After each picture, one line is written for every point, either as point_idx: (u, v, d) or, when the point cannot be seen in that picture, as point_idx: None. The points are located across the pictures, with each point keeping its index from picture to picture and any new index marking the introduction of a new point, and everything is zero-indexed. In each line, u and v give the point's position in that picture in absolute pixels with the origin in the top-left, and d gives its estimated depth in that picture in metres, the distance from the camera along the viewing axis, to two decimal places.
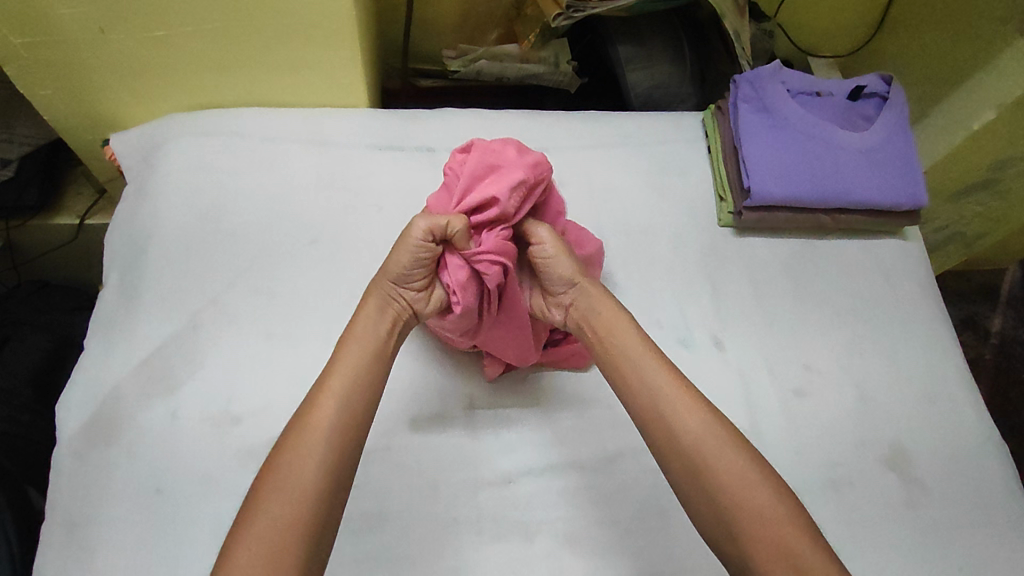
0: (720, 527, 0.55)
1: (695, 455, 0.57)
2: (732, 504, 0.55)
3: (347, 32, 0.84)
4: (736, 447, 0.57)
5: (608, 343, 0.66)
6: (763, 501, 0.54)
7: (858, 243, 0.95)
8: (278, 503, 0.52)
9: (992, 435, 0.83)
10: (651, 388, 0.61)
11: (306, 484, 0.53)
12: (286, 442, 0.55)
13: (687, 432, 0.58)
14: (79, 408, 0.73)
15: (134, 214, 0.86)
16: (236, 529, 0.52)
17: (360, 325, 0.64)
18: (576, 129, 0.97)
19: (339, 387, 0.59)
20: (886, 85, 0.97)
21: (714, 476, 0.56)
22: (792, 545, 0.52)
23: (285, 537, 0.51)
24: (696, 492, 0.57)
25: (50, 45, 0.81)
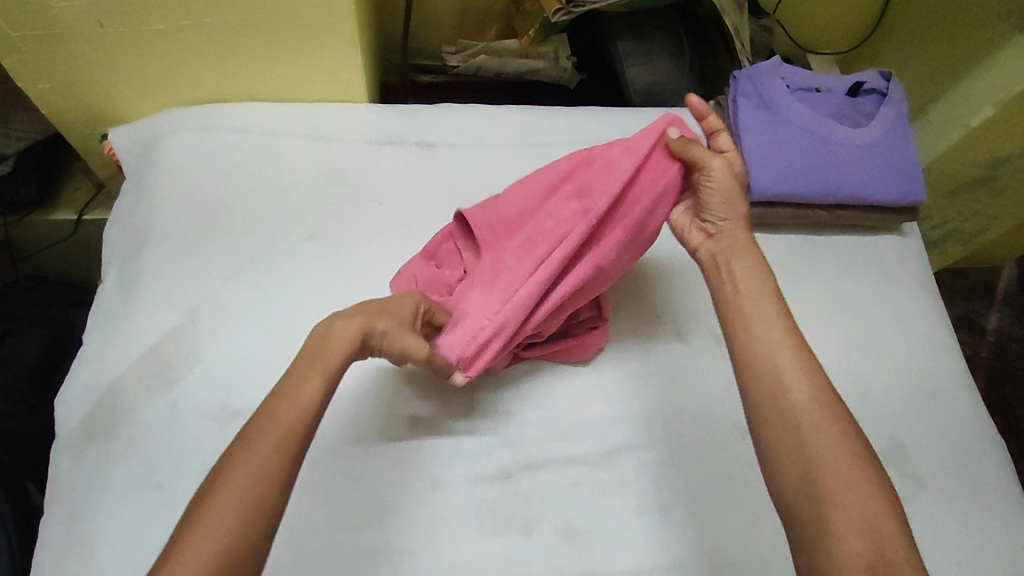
0: (788, 472, 0.53)
1: (778, 400, 0.56)
2: (810, 455, 0.53)
3: (347, 26, 0.84)
4: (825, 403, 0.55)
5: (726, 290, 0.64)
6: (834, 446, 0.53)
7: (856, 239, 0.95)
8: (236, 501, 0.49)
9: (989, 431, 0.83)
10: (749, 324, 0.61)
11: (269, 489, 0.50)
12: (247, 436, 0.52)
13: (784, 380, 0.57)
14: (78, 402, 0.73)
15: (133, 208, 0.85)
16: (187, 521, 0.48)
17: (338, 340, 0.60)
18: (575, 125, 0.97)
19: (314, 394, 0.56)
20: (885, 81, 0.97)
21: (800, 426, 0.54)
22: (868, 512, 0.49)
23: (236, 541, 0.48)
24: (772, 435, 0.55)
25: (49, 39, 0.81)
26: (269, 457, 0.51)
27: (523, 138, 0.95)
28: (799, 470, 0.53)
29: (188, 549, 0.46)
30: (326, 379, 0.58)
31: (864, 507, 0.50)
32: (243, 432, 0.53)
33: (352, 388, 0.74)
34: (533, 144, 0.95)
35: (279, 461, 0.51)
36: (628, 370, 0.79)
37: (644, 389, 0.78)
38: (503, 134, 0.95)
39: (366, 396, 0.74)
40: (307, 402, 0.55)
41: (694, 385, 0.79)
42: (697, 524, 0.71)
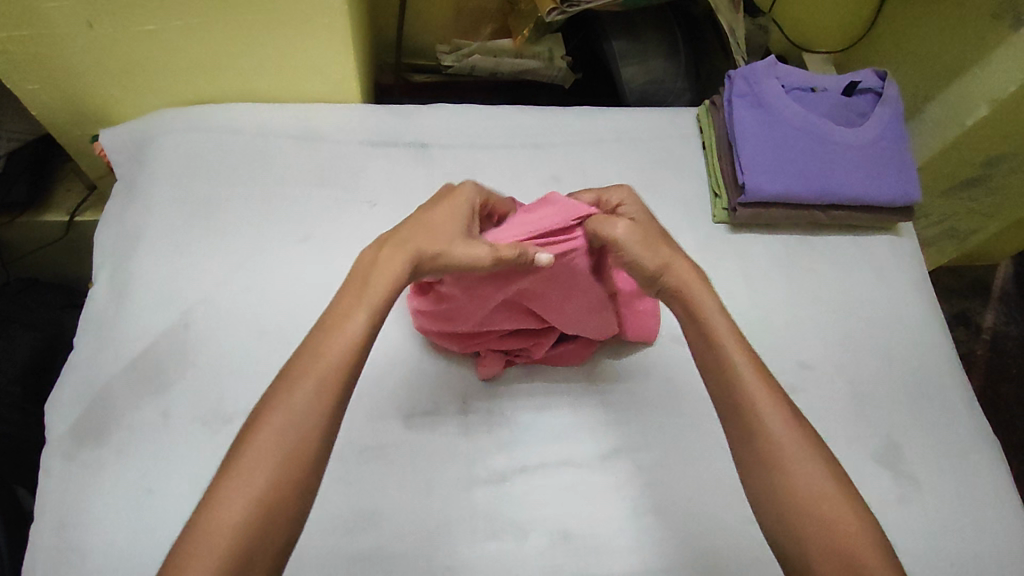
0: (778, 517, 0.53)
1: (766, 446, 0.55)
2: (800, 499, 0.52)
3: (340, 25, 0.83)
4: (811, 447, 0.55)
5: (706, 330, 0.62)
6: (825, 487, 0.53)
7: (852, 239, 0.95)
8: (274, 449, 0.49)
9: (985, 432, 0.83)
10: (721, 363, 0.60)
11: (309, 436, 0.50)
12: (287, 374, 0.53)
13: (770, 428, 0.55)
14: (68, 407, 0.72)
15: (124, 210, 0.85)
16: (226, 468, 0.49)
17: (385, 268, 0.60)
18: (570, 126, 0.97)
19: (357, 333, 0.55)
20: (881, 80, 0.97)
21: (789, 471, 0.54)
22: (857, 552, 0.50)
23: (275, 491, 0.48)
24: (764, 482, 0.54)
25: (38, 39, 0.80)
26: (307, 402, 0.51)
27: (518, 139, 0.95)
28: (785, 515, 0.52)
29: (224, 501, 0.47)
30: (369, 317, 0.56)
31: (852, 548, 0.50)
32: (283, 373, 0.53)
33: None
34: (528, 144, 0.94)
35: (319, 406, 0.51)
36: (624, 372, 0.79)
37: (639, 391, 0.78)
38: (498, 135, 0.95)
39: (361, 399, 0.74)
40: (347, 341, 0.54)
41: (690, 386, 0.79)
42: (693, 527, 0.71)
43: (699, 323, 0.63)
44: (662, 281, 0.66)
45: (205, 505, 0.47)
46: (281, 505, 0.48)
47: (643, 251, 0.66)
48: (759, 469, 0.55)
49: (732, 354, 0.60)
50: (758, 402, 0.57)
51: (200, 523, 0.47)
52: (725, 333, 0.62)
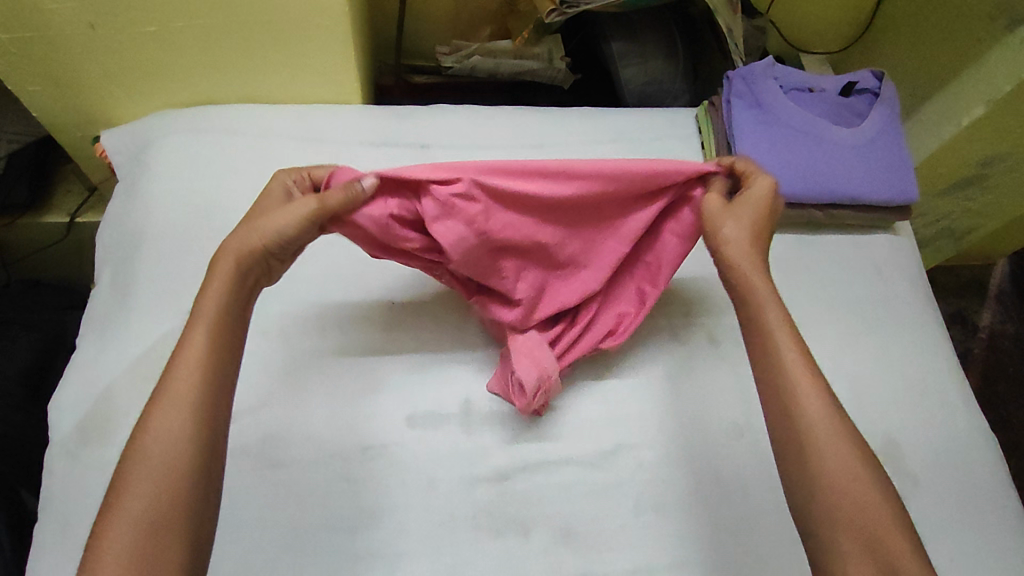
0: (813, 501, 0.53)
1: (799, 421, 0.55)
2: (832, 480, 0.53)
3: (340, 27, 0.83)
4: (841, 428, 0.55)
5: (753, 320, 0.61)
6: (861, 485, 0.52)
7: (850, 238, 0.95)
8: (151, 471, 0.50)
9: (982, 429, 0.84)
10: (769, 357, 0.59)
11: (180, 448, 0.51)
12: (147, 411, 0.53)
13: (806, 407, 0.55)
14: (70, 408, 0.73)
15: (126, 211, 0.85)
16: (109, 502, 0.49)
17: (219, 270, 0.61)
18: (569, 126, 0.97)
19: (202, 350, 0.56)
20: (878, 81, 0.98)
21: (820, 452, 0.54)
22: (885, 532, 0.51)
23: (162, 507, 0.49)
24: (791, 451, 0.55)
25: (40, 42, 0.80)
26: (174, 416, 0.52)
27: (517, 139, 0.95)
28: (817, 495, 0.53)
29: (112, 532, 0.48)
30: (216, 326, 0.57)
31: (872, 523, 0.51)
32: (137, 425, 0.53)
33: (348, 391, 0.74)
34: (528, 145, 0.95)
35: (185, 421, 0.52)
36: (625, 370, 0.79)
37: (638, 390, 0.78)
38: (497, 135, 0.95)
39: (363, 397, 0.74)
40: (198, 355, 0.55)
41: (689, 383, 0.79)
42: (693, 525, 0.71)
43: (749, 302, 0.62)
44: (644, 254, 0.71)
45: (95, 540, 0.48)
46: (168, 517, 0.49)
47: (744, 215, 0.67)
48: (794, 450, 0.55)
49: (776, 334, 0.59)
50: (795, 378, 0.57)
51: (93, 561, 0.47)
52: (769, 307, 0.61)
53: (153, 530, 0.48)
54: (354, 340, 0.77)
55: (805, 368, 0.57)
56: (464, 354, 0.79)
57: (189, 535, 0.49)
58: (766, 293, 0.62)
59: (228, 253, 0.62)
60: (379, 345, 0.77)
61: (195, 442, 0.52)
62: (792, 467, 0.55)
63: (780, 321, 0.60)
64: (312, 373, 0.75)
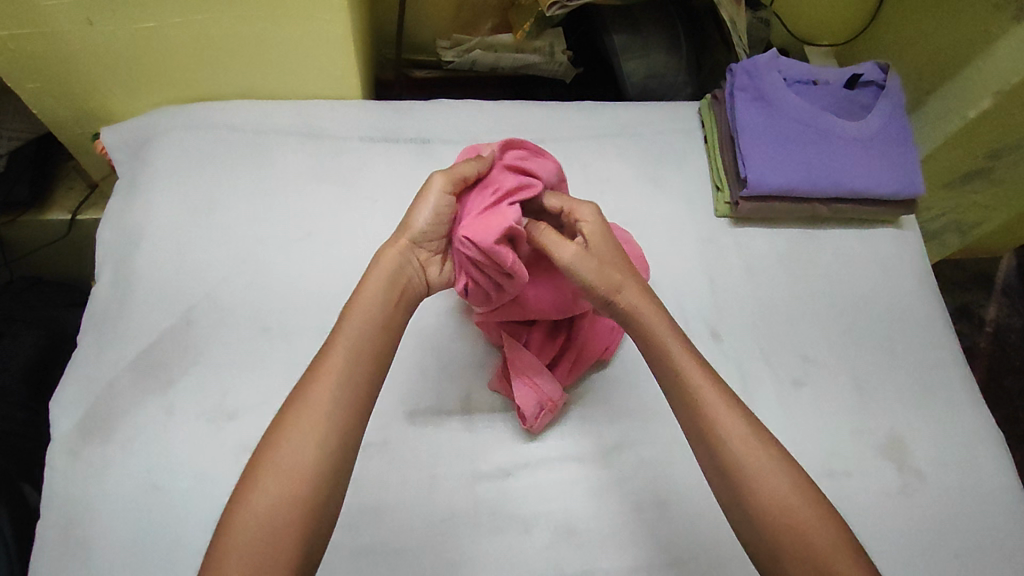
0: (746, 525, 0.53)
1: (732, 467, 0.54)
2: (763, 509, 0.52)
3: (338, 21, 0.83)
4: (773, 454, 0.55)
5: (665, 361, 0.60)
6: (795, 504, 0.52)
7: (855, 233, 0.94)
8: (278, 479, 0.49)
9: (989, 425, 0.83)
10: (687, 391, 0.58)
11: (312, 459, 0.50)
12: (285, 414, 0.52)
13: (727, 435, 0.55)
14: (71, 406, 0.72)
15: (126, 208, 0.85)
16: (234, 502, 0.49)
17: (371, 279, 0.60)
18: (570, 120, 0.97)
19: (344, 363, 0.55)
20: (883, 72, 0.96)
21: (749, 477, 0.53)
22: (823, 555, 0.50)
23: (286, 517, 0.48)
24: (726, 483, 0.55)
25: (39, 38, 0.80)
26: (307, 423, 0.52)
27: (518, 134, 0.94)
28: (748, 520, 0.53)
29: (238, 528, 0.48)
30: (358, 338, 0.56)
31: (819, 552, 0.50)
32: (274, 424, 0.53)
33: None
34: (530, 139, 0.94)
35: (315, 430, 0.51)
36: (628, 367, 0.79)
37: (640, 386, 0.78)
38: (499, 130, 0.94)
39: None
40: (336, 367, 0.54)
41: None
42: (697, 523, 0.71)
43: (648, 336, 0.61)
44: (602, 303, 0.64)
45: (218, 543, 0.48)
46: (288, 527, 0.48)
47: (590, 264, 0.63)
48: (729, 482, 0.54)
49: (680, 363, 0.59)
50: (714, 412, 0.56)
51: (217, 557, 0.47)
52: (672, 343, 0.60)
53: (276, 537, 0.48)
54: None
55: (724, 403, 0.57)
56: (466, 351, 0.78)
57: (307, 547, 0.49)
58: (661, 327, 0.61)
59: (386, 255, 0.61)
60: None
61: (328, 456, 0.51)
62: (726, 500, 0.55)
63: (685, 355, 0.60)
64: None
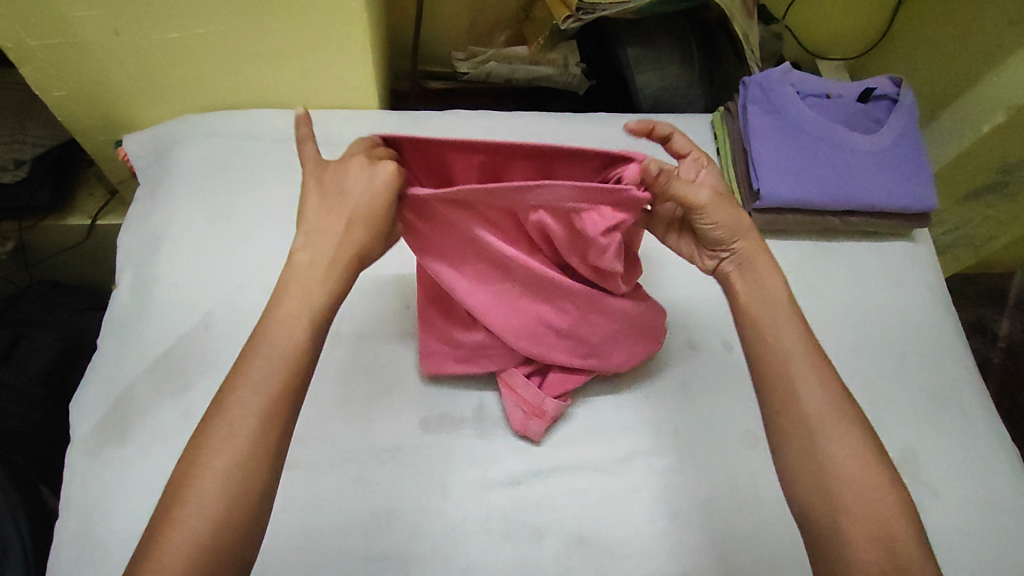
0: (810, 478, 0.56)
1: (808, 417, 0.57)
2: (832, 457, 0.56)
3: (357, 32, 0.84)
4: (845, 412, 0.58)
5: (766, 312, 0.62)
6: (860, 463, 0.55)
7: (868, 245, 0.95)
8: (209, 482, 0.49)
9: (1003, 441, 0.82)
10: (779, 345, 0.61)
11: (260, 462, 0.51)
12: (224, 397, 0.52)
13: (808, 402, 0.58)
14: (91, 407, 0.74)
15: (146, 214, 0.86)
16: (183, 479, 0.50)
17: (301, 261, 0.56)
18: (584, 131, 0.97)
19: (273, 364, 0.53)
20: (896, 87, 0.97)
21: (825, 435, 0.57)
22: (893, 527, 0.53)
23: (228, 510, 0.49)
24: (798, 434, 0.57)
25: (66, 47, 0.82)
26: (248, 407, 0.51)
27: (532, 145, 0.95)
28: (815, 473, 0.56)
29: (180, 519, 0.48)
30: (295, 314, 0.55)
31: (877, 513, 0.53)
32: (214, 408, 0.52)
33: (363, 394, 0.75)
34: None
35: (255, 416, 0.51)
36: (638, 378, 0.79)
37: (650, 397, 0.78)
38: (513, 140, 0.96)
39: (378, 398, 0.75)
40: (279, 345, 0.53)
41: (702, 390, 0.79)
42: (708, 534, 0.71)
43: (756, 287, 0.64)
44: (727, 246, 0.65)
45: (145, 548, 0.48)
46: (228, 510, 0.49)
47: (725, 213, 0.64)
48: (801, 432, 0.57)
49: (778, 331, 0.61)
50: (801, 368, 0.59)
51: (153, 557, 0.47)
52: (773, 292, 0.63)
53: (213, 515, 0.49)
54: (370, 344, 0.78)
55: (809, 358, 0.60)
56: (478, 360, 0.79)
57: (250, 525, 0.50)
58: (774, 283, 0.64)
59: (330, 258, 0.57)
60: (395, 349, 0.78)
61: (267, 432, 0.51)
62: (814, 470, 0.56)
63: (786, 307, 0.62)
64: (326, 373, 0.76)
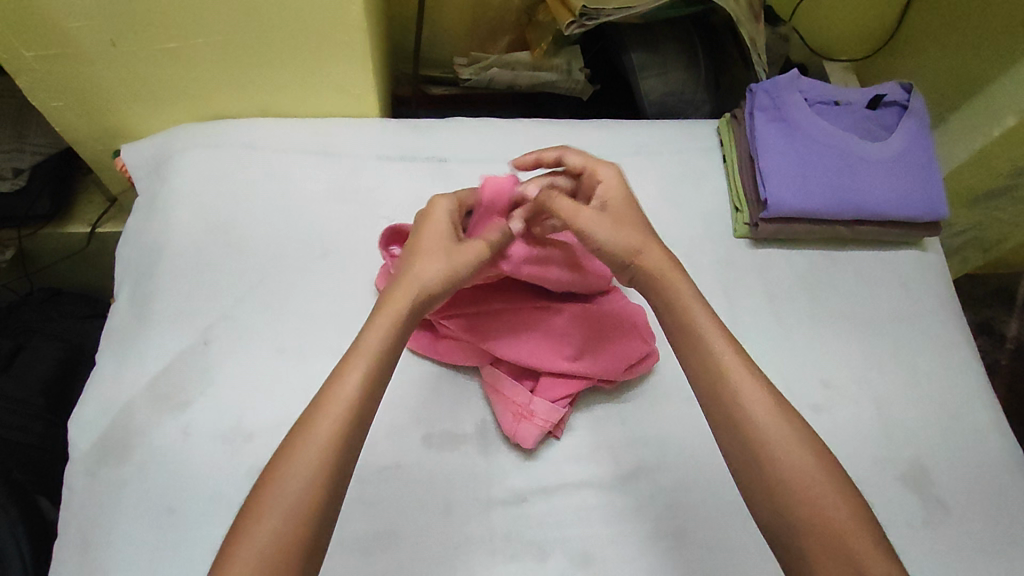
0: (764, 502, 0.53)
1: (750, 437, 0.54)
2: (783, 474, 0.52)
3: (358, 40, 0.83)
4: (793, 424, 0.55)
5: (693, 329, 0.60)
6: (814, 476, 0.52)
7: (877, 254, 0.93)
8: (291, 498, 0.49)
9: (1015, 453, 0.81)
10: (710, 358, 0.58)
11: (318, 499, 0.50)
12: (288, 444, 0.51)
13: (757, 418, 0.55)
14: (90, 424, 0.73)
15: (145, 226, 0.85)
16: (239, 528, 0.49)
17: (377, 320, 0.58)
18: (588, 139, 0.96)
19: (354, 391, 0.53)
20: (906, 93, 0.95)
21: (772, 451, 0.53)
22: (855, 544, 0.50)
23: (284, 561, 0.47)
24: (744, 452, 0.54)
25: (63, 58, 0.81)
26: (311, 454, 0.50)
27: (535, 152, 0.94)
28: (767, 495, 0.53)
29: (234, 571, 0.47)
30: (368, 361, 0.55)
31: (839, 531, 0.50)
32: (277, 454, 0.51)
33: None
34: None
35: (319, 461, 0.50)
36: (643, 393, 0.78)
37: (656, 412, 0.77)
38: (515, 147, 0.94)
39: (380, 415, 0.74)
40: (352, 389, 0.53)
41: None
42: (716, 551, 0.70)
43: (671, 299, 0.62)
44: (631, 265, 0.64)
45: None
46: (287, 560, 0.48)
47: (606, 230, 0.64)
48: (745, 451, 0.54)
49: (711, 341, 0.58)
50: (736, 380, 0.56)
51: None
52: (693, 303, 0.61)
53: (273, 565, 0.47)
54: None
55: (744, 369, 0.57)
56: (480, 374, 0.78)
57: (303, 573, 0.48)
58: (686, 292, 0.62)
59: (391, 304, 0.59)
60: (396, 364, 0.77)
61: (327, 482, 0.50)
62: (765, 492, 0.53)
63: (706, 316, 0.60)
64: None
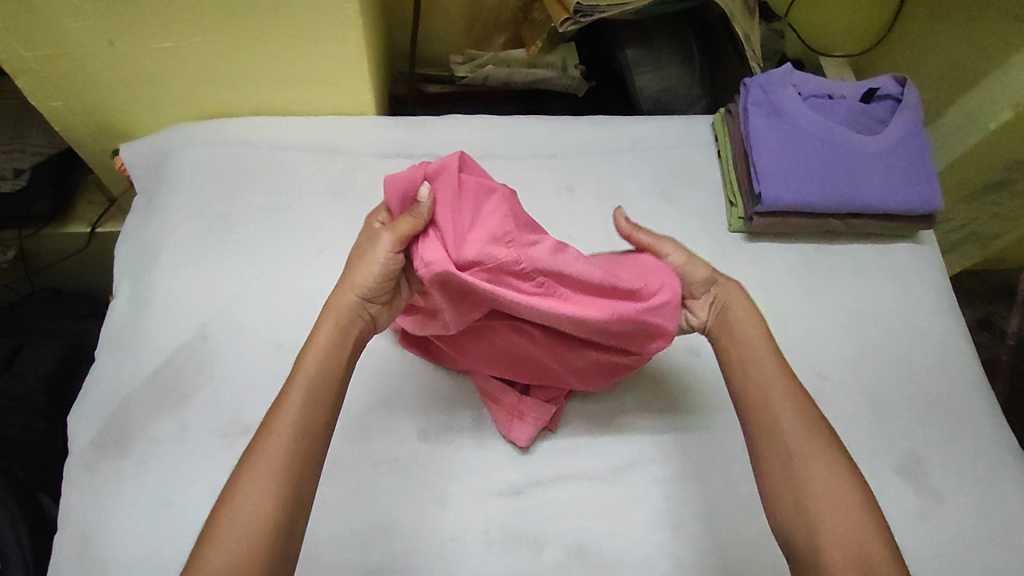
0: (787, 503, 0.56)
1: (786, 445, 0.58)
2: (811, 480, 0.56)
3: (352, 38, 0.84)
4: (828, 442, 0.58)
5: (745, 350, 0.64)
6: (838, 488, 0.55)
7: (871, 247, 0.93)
8: (248, 512, 0.51)
9: (1011, 445, 0.81)
10: (758, 372, 0.63)
11: (271, 515, 0.52)
12: (242, 467, 0.54)
13: (787, 434, 0.59)
14: (89, 419, 0.74)
15: (143, 224, 0.86)
16: (199, 549, 0.51)
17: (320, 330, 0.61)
18: (583, 135, 0.97)
19: (298, 409, 0.56)
20: (900, 86, 0.95)
21: (803, 460, 0.57)
22: (869, 547, 0.53)
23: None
24: (775, 456, 0.58)
25: (61, 58, 0.81)
26: (263, 474, 0.53)
27: (530, 149, 0.95)
28: (791, 496, 0.56)
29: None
30: (313, 386, 0.58)
31: (859, 538, 0.53)
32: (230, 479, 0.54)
33: (361, 404, 0.74)
34: (542, 154, 0.95)
35: (271, 479, 0.53)
36: (638, 387, 0.78)
37: (651, 405, 0.77)
38: (511, 144, 0.95)
39: (376, 409, 0.74)
40: (297, 414, 0.56)
41: (705, 397, 0.78)
42: (712, 543, 0.70)
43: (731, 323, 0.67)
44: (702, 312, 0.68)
45: None
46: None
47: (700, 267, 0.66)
48: (778, 455, 0.58)
49: (760, 361, 0.63)
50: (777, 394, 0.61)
51: None
52: (750, 325, 0.66)
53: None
54: (369, 355, 0.78)
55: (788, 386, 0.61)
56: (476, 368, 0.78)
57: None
58: (752, 324, 0.66)
59: (334, 308, 0.62)
60: (392, 359, 0.78)
61: (280, 500, 0.52)
62: (792, 494, 0.56)
63: (761, 338, 0.65)
64: None
